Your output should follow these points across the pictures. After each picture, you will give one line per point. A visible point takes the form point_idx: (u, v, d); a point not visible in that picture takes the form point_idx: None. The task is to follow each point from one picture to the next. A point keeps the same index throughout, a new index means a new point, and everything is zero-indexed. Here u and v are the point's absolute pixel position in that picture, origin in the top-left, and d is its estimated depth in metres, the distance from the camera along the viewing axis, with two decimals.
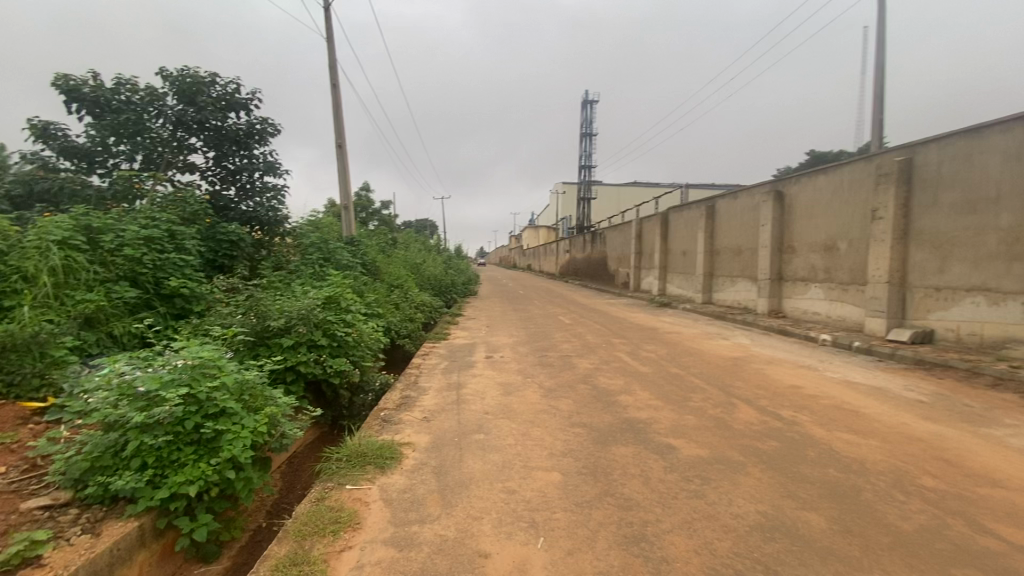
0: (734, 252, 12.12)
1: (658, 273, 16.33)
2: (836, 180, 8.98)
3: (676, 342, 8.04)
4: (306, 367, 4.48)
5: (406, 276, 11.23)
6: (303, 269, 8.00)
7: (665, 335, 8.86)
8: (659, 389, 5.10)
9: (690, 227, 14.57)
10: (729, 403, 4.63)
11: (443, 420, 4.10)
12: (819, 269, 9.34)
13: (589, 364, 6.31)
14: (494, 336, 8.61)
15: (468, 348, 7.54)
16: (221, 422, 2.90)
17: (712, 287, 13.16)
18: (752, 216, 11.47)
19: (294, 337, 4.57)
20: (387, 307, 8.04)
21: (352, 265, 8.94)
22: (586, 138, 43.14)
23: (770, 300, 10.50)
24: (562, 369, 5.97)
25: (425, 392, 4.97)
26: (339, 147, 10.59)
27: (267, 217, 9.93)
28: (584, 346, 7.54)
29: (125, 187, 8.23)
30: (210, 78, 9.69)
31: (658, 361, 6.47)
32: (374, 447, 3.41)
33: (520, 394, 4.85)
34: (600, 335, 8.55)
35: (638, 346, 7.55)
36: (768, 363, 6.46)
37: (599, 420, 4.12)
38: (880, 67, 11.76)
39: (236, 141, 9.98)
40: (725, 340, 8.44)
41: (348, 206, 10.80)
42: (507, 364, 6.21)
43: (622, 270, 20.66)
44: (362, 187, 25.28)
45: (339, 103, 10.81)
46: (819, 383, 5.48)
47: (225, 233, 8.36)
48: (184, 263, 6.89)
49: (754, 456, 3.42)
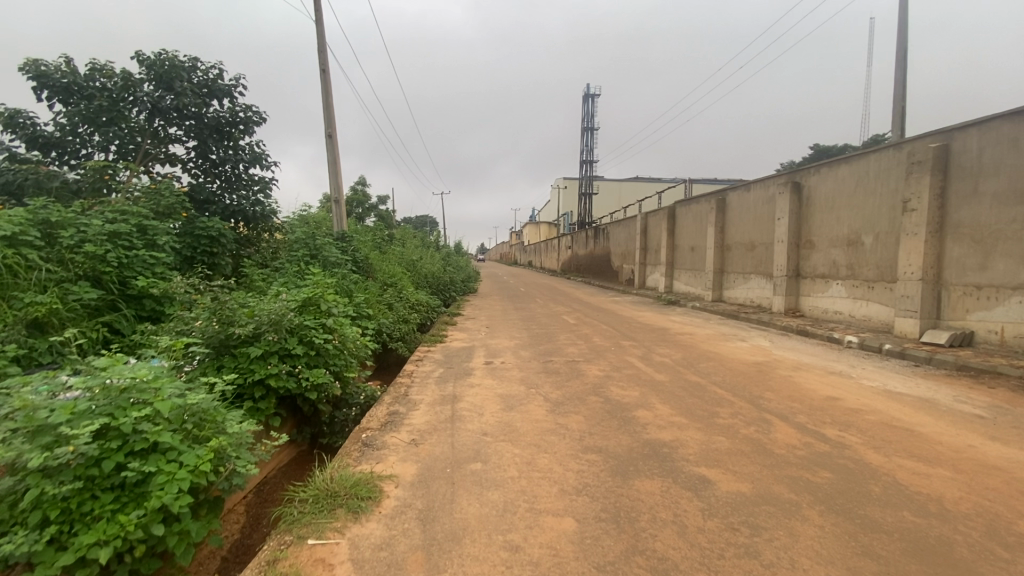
0: (747, 248, 11.51)
1: (665, 270, 15.72)
2: (862, 170, 8.36)
3: (691, 345, 7.43)
4: (277, 381, 3.91)
5: (402, 274, 10.63)
6: (287, 268, 7.39)
7: (677, 336, 8.26)
8: (680, 402, 4.50)
9: (698, 221, 13.96)
10: (764, 421, 4.04)
11: (434, 444, 3.51)
12: (842, 265, 8.73)
13: (599, 371, 5.71)
14: (494, 338, 8.00)
15: (466, 352, 6.95)
16: (150, 462, 2.33)
17: (722, 284, 12.58)
18: (767, 208, 10.86)
19: (264, 346, 3.98)
20: (378, 307, 7.44)
21: (342, 262, 8.33)
22: (587, 132, 42.41)
23: (787, 298, 9.91)
24: (569, 377, 5.37)
25: (416, 406, 4.38)
26: (329, 137, 9.98)
27: (252, 212, 9.31)
28: (592, 349, 6.94)
29: (96, 179, 7.63)
30: (190, 63, 9.08)
31: (675, 368, 5.85)
32: (347, 484, 2.82)
33: (523, 409, 4.25)
34: (608, 337, 7.95)
35: (651, 350, 6.93)
36: (795, 370, 5.87)
37: (616, 442, 3.53)
38: (901, 51, 11.15)
39: (219, 130, 9.35)
40: (743, 342, 7.83)
41: (339, 200, 10.18)
42: (508, 372, 5.62)
43: (626, 267, 20.05)
44: (358, 182, 24.67)
45: (329, 89, 10.20)
46: (857, 393, 4.89)
47: (205, 227, 7.79)
48: (155, 260, 6.31)
49: (808, 494, 2.82)
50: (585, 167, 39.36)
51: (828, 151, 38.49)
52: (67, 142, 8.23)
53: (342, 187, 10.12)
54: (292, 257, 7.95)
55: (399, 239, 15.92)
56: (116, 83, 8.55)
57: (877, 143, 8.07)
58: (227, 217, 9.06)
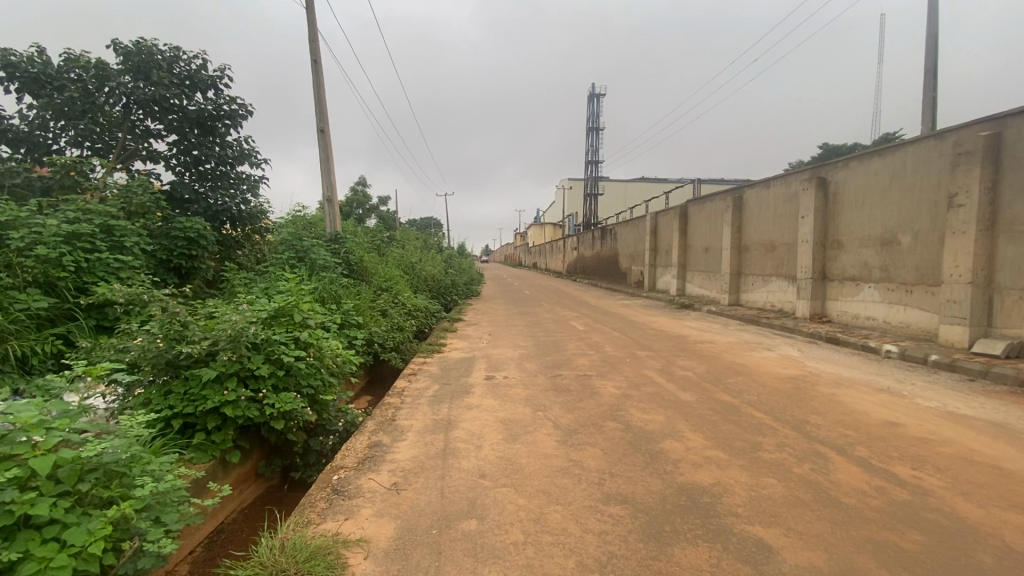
0: (767, 249, 10.80)
1: (677, 272, 15.04)
2: (897, 164, 7.66)
3: (713, 355, 6.74)
4: (233, 409, 3.28)
5: (399, 277, 9.98)
6: (271, 272, 6.77)
7: (696, 345, 7.58)
8: (714, 432, 3.82)
9: (713, 221, 13.25)
10: (820, 458, 3.35)
11: (420, 491, 2.85)
12: (875, 267, 8.02)
13: (615, 388, 5.05)
14: (496, 348, 7.34)
15: (465, 364, 6.28)
16: (13, 547, 1.70)
17: (740, 287, 11.89)
18: (788, 206, 10.16)
19: (220, 367, 3.35)
20: (369, 315, 6.81)
21: (332, 265, 7.69)
22: (592, 133, 41.70)
23: (813, 302, 9.19)
24: (581, 397, 4.70)
25: (403, 436, 3.73)
26: (321, 131, 9.38)
27: (237, 212, 8.69)
28: (605, 361, 6.27)
29: (64, 175, 7.04)
30: (170, 52, 8.49)
31: (701, 385, 5.17)
32: (300, 556, 2.16)
33: (529, 440, 3.59)
34: (621, 346, 7.27)
35: (670, 362, 6.25)
36: (837, 386, 5.19)
37: (645, 489, 2.86)
38: (931, 37, 10.44)
39: (202, 125, 8.77)
40: (770, 352, 7.14)
41: (332, 199, 9.56)
42: (512, 390, 4.97)
43: (635, 269, 19.37)
44: (359, 183, 24.11)
45: (321, 80, 9.58)
46: (918, 417, 4.20)
47: (183, 227, 7.16)
48: (120, 264, 5.70)
49: (904, 571, 2.15)
50: (590, 167, 38.69)
51: (836, 150, 37.99)
52: (36, 138, 7.64)
53: (336, 185, 9.50)
54: (276, 260, 7.30)
55: (399, 241, 15.30)
56: (90, 74, 7.97)
57: (916, 133, 7.38)
58: (210, 218, 8.41)
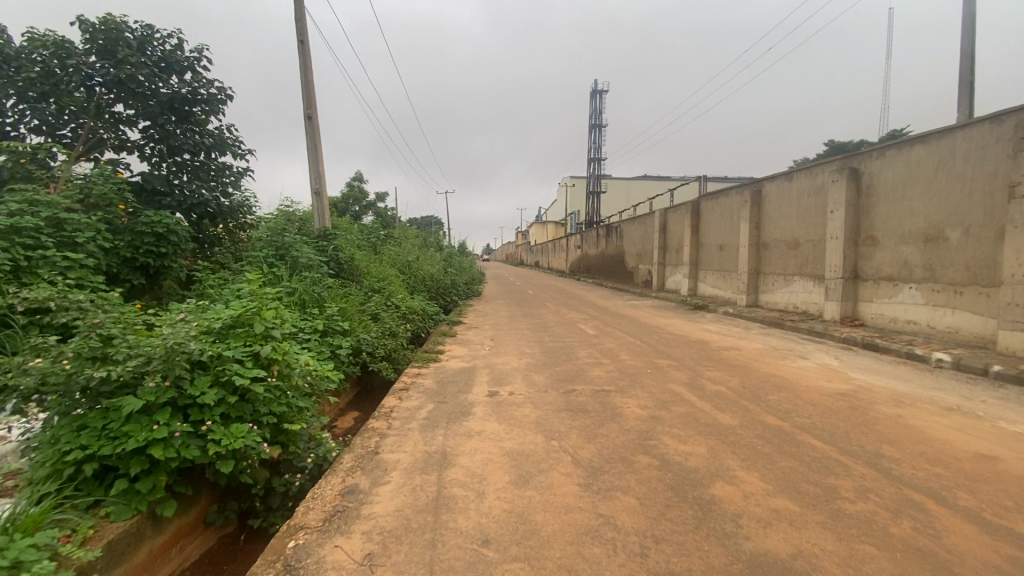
0: (790, 246, 10.05)
1: (688, 271, 14.30)
2: (944, 151, 6.92)
3: (743, 365, 5.99)
4: (163, 450, 2.55)
5: (394, 277, 9.24)
6: (246, 271, 6.03)
7: (722, 352, 6.83)
8: (774, 471, 3.08)
9: (728, 217, 12.50)
10: (919, 513, 2.61)
11: (400, 568, 2.12)
12: (916, 265, 7.27)
13: (640, 408, 4.30)
14: (499, 356, 6.61)
15: (464, 376, 5.54)
16: None
17: (758, 287, 11.14)
18: (813, 200, 9.41)
19: (148, 395, 2.61)
20: (356, 319, 6.08)
21: (317, 264, 6.96)
22: (595, 130, 40.90)
23: (843, 304, 8.43)
24: (601, 421, 3.95)
25: (385, 477, 2.99)
26: (308, 118, 8.65)
27: (216, 207, 7.96)
28: (622, 373, 5.54)
29: (17, 165, 6.34)
30: (141, 31, 7.76)
31: (740, 404, 4.42)
32: None
33: (544, 485, 2.85)
34: (639, 354, 6.52)
35: (697, 374, 5.50)
36: (898, 405, 4.45)
37: (703, 565, 2.13)
38: (966, 18, 9.69)
39: (177, 110, 8.03)
40: (804, 360, 6.40)
41: (321, 192, 8.80)
42: (519, 411, 4.21)
43: (642, 267, 18.66)
44: (355, 179, 23.34)
45: (309, 61, 8.86)
46: (1014, 449, 3.46)
47: (152, 221, 6.47)
48: (69, 264, 4.99)
49: None
50: (592, 164, 37.90)
51: (841, 146, 37.56)
52: None
53: (324, 177, 8.76)
54: (252, 257, 6.50)
55: (396, 238, 14.55)
56: (49, 52, 7.19)
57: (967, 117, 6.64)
58: (185, 212, 7.62)
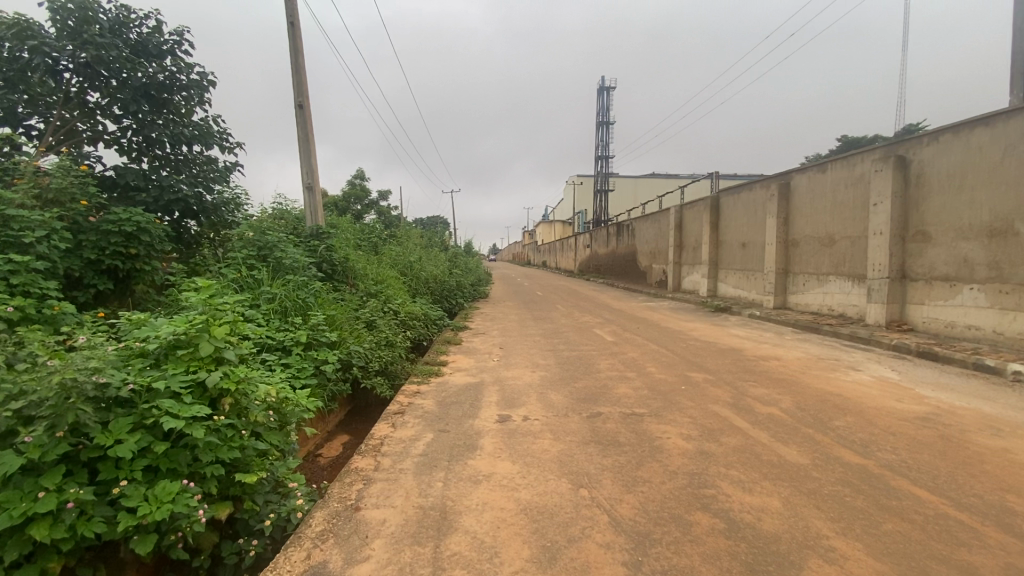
0: (824, 243, 9.25)
1: (707, 270, 13.50)
2: (1011, 135, 6.12)
3: (790, 379, 5.20)
4: (48, 530, 1.83)
5: (393, 279, 8.51)
6: (221, 275, 5.31)
7: (760, 362, 6.05)
8: (884, 541, 2.31)
9: (752, 212, 11.69)
10: None
11: None
12: (979, 264, 6.46)
13: (683, 439, 3.54)
14: (509, 368, 5.86)
15: (470, 394, 4.79)
16: None
17: (787, 287, 10.33)
18: (851, 193, 8.60)
19: (29, 452, 1.89)
20: (347, 329, 5.35)
21: (305, 266, 6.24)
22: (603, 126, 39.99)
23: (889, 307, 7.61)
24: (639, 459, 3.19)
25: (364, 553, 2.24)
26: (299, 107, 7.96)
27: (197, 203, 7.25)
28: (653, 390, 4.77)
29: None
30: (114, 11, 7.06)
31: (804, 435, 3.63)
32: None
33: (579, 566, 2.11)
34: (667, 366, 5.74)
35: (740, 391, 4.72)
36: (997, 434, 3.67)
37: None
38: None
39: (155, 98, 7.35)
40: (858, 372, 5.60)
41: (314, 187, 8.09)
42: (536, 445, 3.45)
43: (656, 267, 17.85)
44: (357, 176, 22.68)
45: (299, 46, 8.18)
46: None
47: (119, 219, 5.79)
48: (11, 267, 4.29)
49: None
50: (600, 161, 37.02)
51: (854, 143, 36.59)
52: None
53: (317, 171, 8.06)
54: (230, 258, 5.76)
55: (398, 237, 13.80)
56: (10, 33, 6.40)
57: None
58: (163, 209, 6.92)
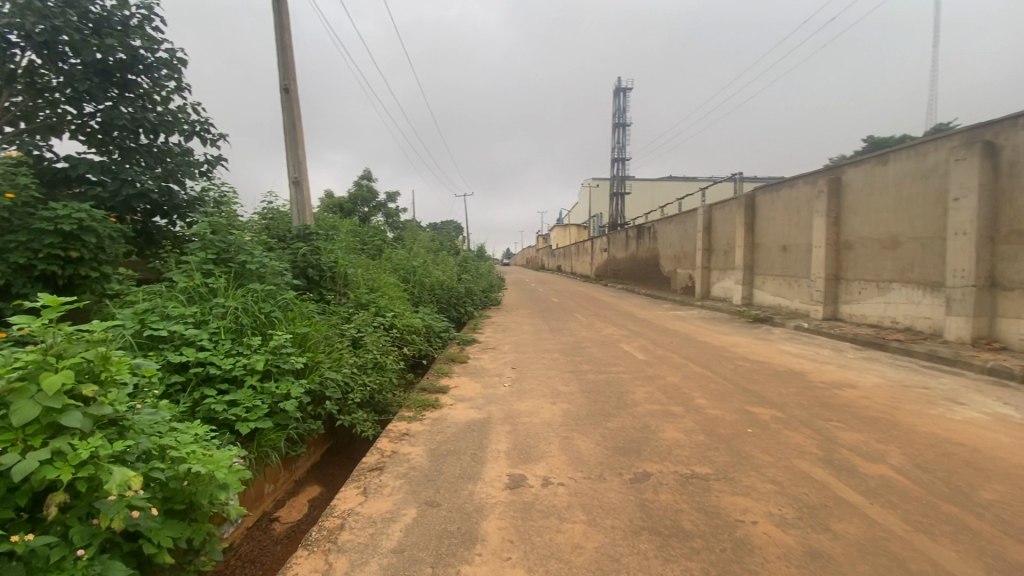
0: (885, 245, 8.04)
1: (742, 277, 12.29)
2: None
3: (884, 418, 4.03)
4: None
5: (392, 287, 7.47)
6: (169, 284, 4.31)
7: (833, 392, 4.88)
8: None
9: (795, 211, 10.47)
10: None
11: None
12: None
13: (777, 527, 2.42)
14: (523, 398, 4.76)
15: (472, 438, 3.70)
16: None
17: (838, 295, 9.12)
18: (921, 186, 7.39)
19: None
20: (323, 350, 4.32)
21: (280, 272, 5.25)
22: (619, 128, 38.80)
23: (975, 320, 6.40)
24: (722, 571, 2.08)
25: None
26: (284, 91, 7.00)
27: (164, 198, 6.27)
28: (711, 435, 3.64)
29: None
30: None
31: (952, 520, 2.49)
32: None
33: None
34: (720, 398, 4.59)
35: (827, 438, 3.58)
36: None
37: None
38: None
39: (117, 80, 6.41)
40: (963, 407, 4.40)
41: (301, 181, 7.11)
42: (561, 535, 2.36)
43: (682, 272, 16.63)
44: (365, 177, 21.85)
45: (284, 23, 7.22)
46: None
47: (57, 215, 4.79)
48: None
49: None
50: (617, 163, 35.77)
51: (882, 144, 35.05)
52: None
53: (304, 162, 7.08)
54: (186, 263, 4.76)
55: (403, 241, 12.77)
56: None
57: None
58: (123, 207, 5.96)
